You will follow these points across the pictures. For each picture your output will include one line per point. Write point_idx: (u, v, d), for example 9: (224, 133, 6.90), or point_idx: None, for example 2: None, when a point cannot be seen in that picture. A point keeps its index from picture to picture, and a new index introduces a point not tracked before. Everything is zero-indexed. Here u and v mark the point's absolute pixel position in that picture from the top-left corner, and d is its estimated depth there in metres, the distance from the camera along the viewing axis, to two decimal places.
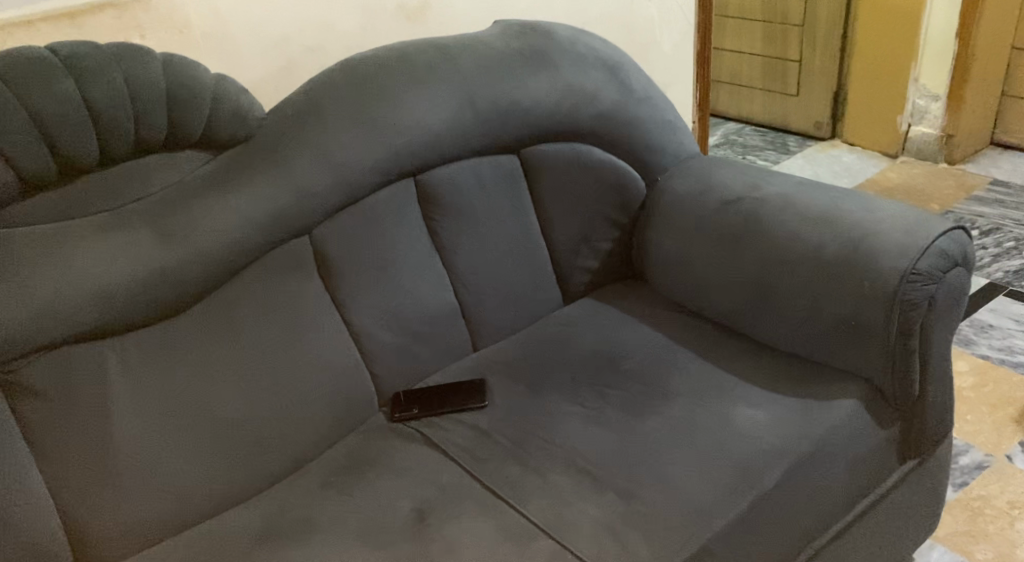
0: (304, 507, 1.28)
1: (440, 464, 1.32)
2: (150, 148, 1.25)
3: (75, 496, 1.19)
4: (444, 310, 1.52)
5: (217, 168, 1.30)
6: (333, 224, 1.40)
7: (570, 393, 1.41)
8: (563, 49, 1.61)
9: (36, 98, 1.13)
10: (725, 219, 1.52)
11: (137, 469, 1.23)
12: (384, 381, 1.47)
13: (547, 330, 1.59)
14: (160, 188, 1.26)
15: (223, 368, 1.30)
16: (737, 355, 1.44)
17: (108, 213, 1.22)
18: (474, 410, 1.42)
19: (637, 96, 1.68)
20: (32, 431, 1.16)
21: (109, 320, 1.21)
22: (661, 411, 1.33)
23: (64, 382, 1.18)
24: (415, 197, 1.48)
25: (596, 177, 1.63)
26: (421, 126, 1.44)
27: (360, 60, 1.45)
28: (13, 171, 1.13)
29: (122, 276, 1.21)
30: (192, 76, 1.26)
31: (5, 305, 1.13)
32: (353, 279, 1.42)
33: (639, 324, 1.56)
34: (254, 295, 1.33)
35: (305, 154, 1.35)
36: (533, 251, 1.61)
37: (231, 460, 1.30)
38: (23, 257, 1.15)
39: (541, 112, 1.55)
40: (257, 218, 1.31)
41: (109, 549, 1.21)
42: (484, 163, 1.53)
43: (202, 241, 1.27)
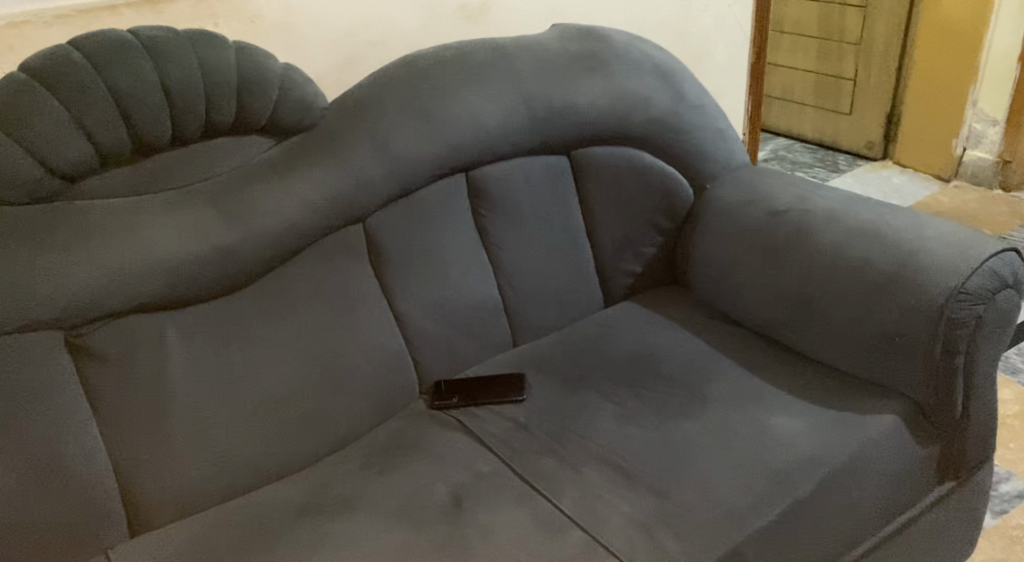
0: (344, 485, 1.32)
1: (478, 454, 1.35)
2: (219, 131, 1.31)
3: (130, 459, 1.24)
4: (488, 304, 1.55)
5: (280, 154, 1.35)
6: (386, 214, 1.44)
7: (608, 393, 1.44)
8: (619, 55, 1.64)
9: (116, 77, 1.19)
10: (772, 229, 1.53)
11: (190, 437, 1.28)
12: (426, 369, 1.50)
13: (588, 330, 1.62)
14: (226, 170, 1.32)
15: (275, 346, 1.34)
16: (776, 364, 1.45)
17: (177, 190, 1.28)
18: (512, 402, 1.45)
19: (690, 104, 1.70)
20: (95, 394, 1.22)
21: (171, 293, 1.26)
22: (697, 415, 1.35)
23: (127, 349, 1.23)
24: (466, 192, 1.52)
25: (645, 182, 1.65)
26: (476, 123, 1.48)
27: (421, 57, 1.49)
28: (92, 146, 1.19)
29: (186, 251, 1.26)
30: (262, 64, 1.31)
31: (78, 271, 1.19)
32: (402, 269, 1.46)
33: (679, 329, 1.58)
34: (307, 278, 1.38)
35: (364, 146, 1.40)
36: (577, 252, 1.63)
37: (276, 436, 1.35)
38: (97, 227, 1.21)
39: (594, 115, 1.58)
40: (315, 203, 1.36)
41: (160, 512, 1.26)
42: (535, 162, 1.57)
43: (263, 222, 1.32)
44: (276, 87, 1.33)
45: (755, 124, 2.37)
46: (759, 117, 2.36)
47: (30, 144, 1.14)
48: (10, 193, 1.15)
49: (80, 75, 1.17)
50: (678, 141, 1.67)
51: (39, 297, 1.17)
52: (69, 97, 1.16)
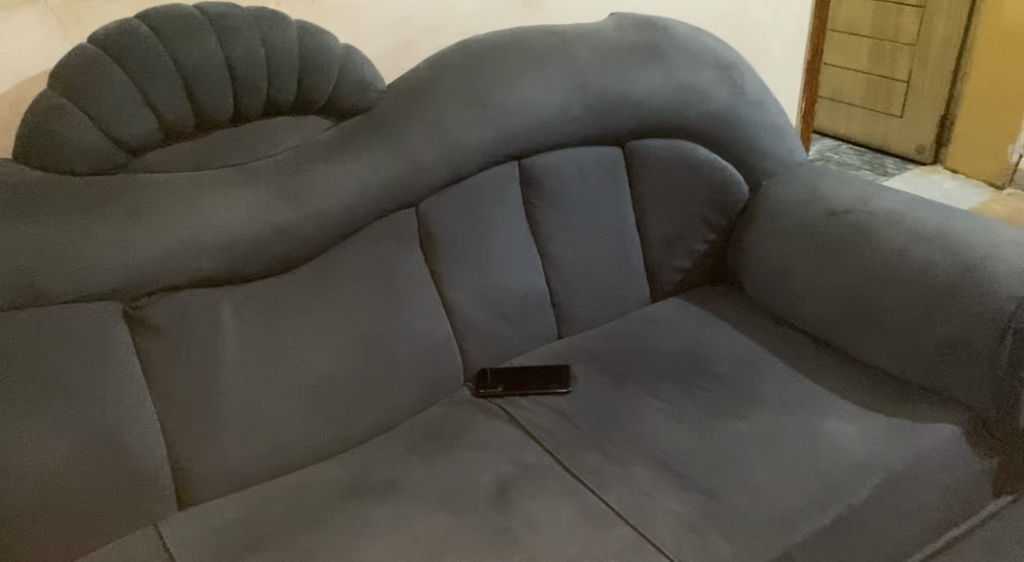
0: (389, 468, 1.32)
1: (523, 444, 1.35)
2: (279, 110, 1.31)
3: (182, 433, 1.25)
4: (535, 294, 1.54)
5: (338, 135, 1.35)
6: (438, 200, 1.44)
7: (655, 389, 1.42)
8: (679, 46, 1.61)
9: (182, 52, 1.19)
10: (830, 230, 1.50)
11: (240, 414, 1.28)
12: (471, 357, 1.50)
13: (634, 325, 1.60)
14: (284, 149, 1.32)
15: (325, 327, 1.35)
16: (827, 368, 1.43)
17: (237, 167, 1.28)
18: (556, 395, 1.44)
19: (749, 98, 1.67)
20: (149, 365, 1.23)
21: (227, 270, 1.27)
22: (746, 416, 1.33)
23: (181, 323, 1.24)
24: (519, 181, 1.51)
25: (700, 177, 1.63)
26: (533, 111, 1.47)
27: (479, 42, 1.48)
28: (156, 120, 1.20)
29: (244, 229, 1.27)
30: (324, 44, 1.31)
31: (138, 243, 1.20)
32: (453, 255, 1.46)
33: (728, 328, 1.56)
34: (359, 261, 1.38)
35: (420, 130, 1.39)
36: (627, 246, 1.62)
37: (323, 417, 1.35)
38: (158, 200, 1.21)
39: (650, 107, 1.56)
40: (370, 186, 1.36)
41: (207, 487, 1.27)
42: (589, 152, 1.55)
43: (319, 203, 1.32)
44: (336, 67, 1.32)
45: (807, 123, 2.33)
46: (812, 116, 2.32)
47: (97, 117, 1.15)
48: (77, 165, 1.16)
49: (148, 50, 1.17)
50: (735, 136, 1.64)
51: (100, 268, 1.17)
52: (136, 71, 1.17)
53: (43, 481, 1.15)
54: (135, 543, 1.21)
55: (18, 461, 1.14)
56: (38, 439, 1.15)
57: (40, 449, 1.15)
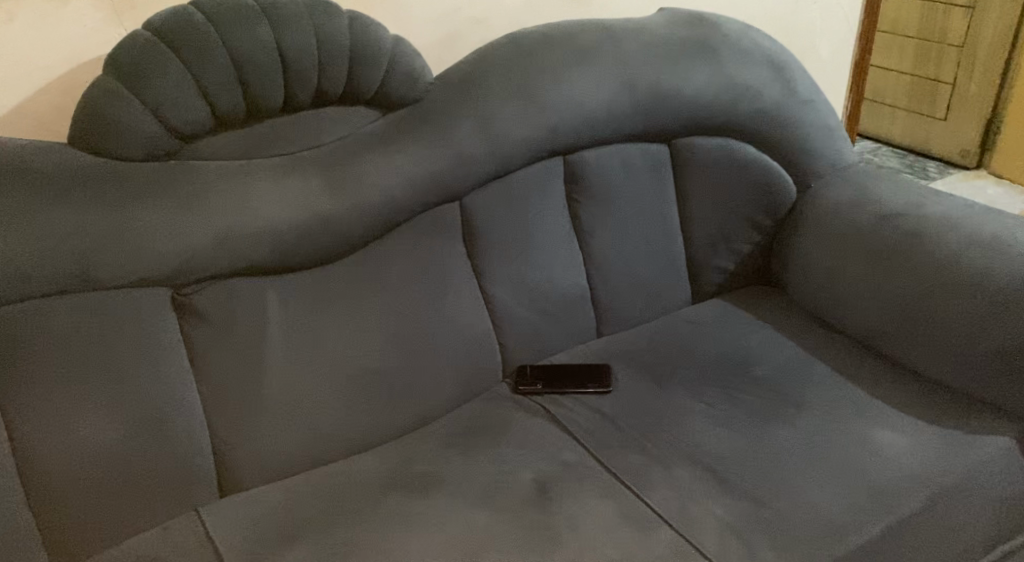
0: (429, 462, 1.31)
1: (564, 443, 1.33)
2: (328, 100, 1.30)
3: (225, 421, 1.25)
4: (576, 291, 1.53)
5: (386, 126, 1.35)
6: (482, 194, 1.43)
7: (697, 391, 1.41)
8: (731, 44, 1.59)
9: (235, 39, 1.19)
10: (881, 235, 1.48)
11: (283, 404, 1.28)
12: (511, 353, 1.49)
13: (676, 325, 1.58)
14: (333, 140, 1.32)
15: (367, 319, 1.34)
16: (875, 375, 1.41)
17: (286, 156, 1.28)
18: (597, 394, 1.43)
19: (800, 98, 1.64)
20: (195, 353, 1.23)
21: (274, 260, 1.27)
22: (792, 420, 1.32)
23: (227, 311, 1.24)
24: (564, 176, 1.50)
25: (747, 177, 1.61)
26: (581, 106, 1.45)
27: (528, 35, 1.47)
28: (208, 107, 1.20)
29: (292, 218, 1.26)
30: (375, 35, 1.30)
31: (189, 229, 1.20)
32: (495, 250, 1.45)
33: (771, 331, 1.54)
34: (402, 253, 1.38)
35: (467, 123, 1.38)
36: (670, 245, 1.60)
37: (362, 409, 1.35)
38: (208, 188, 1.21)
39: (699, 104, 1.54)
40: (416, 178, 1.35)
41: (248, 475, 1.27)
42: (635, 149, 1.54)
43: (366, 195, 1.31)
44: (386, 58, 1.32)
45: (852, 125, 2.30)
46: (858, 118, 2.28)
47: (151, 103, 1.15)
48: (129, 150, 1.17)
49: (202, 37, 1.17)
50: (784, 137, 1.61)
51: (151, 254, 1.18)
52: (190, 58, 1.17)
53: (88, 465, 1.16)
54: (176, 528, 1.21)
55: (64, 443, 1.14)
56: (85, 421, 1.15)
57: (86, 432, 1.15)
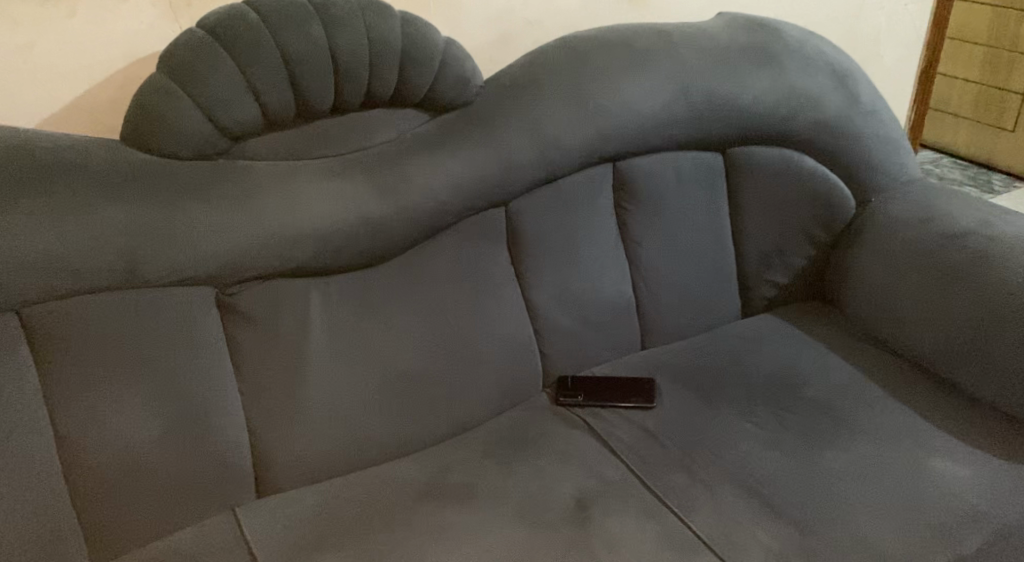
0: (467, 471, 1.30)
1: (606, 458, 1.31)
2: (377, 102, 1.29)
3: (265, 422, 1.24)
4: (621, 302, 1.50)
5: (434, 130, 1.33)
6: (528, 200, 1.40)
7: (745, 411, 1.38)
8: (792, 50, 1.53)
9: (288, 39, 1.19)
10: (946, 256, 1.41)
11: (323, 407, 1.27)
12: (553, 362, 1.47)
13: (724, 340, 1.54)
14: (382, 142, 1.30)
15: (409, 324, 1.33)
16: (933, 402, 1.36)
17: (334, 157, 1.27)
18: (639, 409, 1.40)
19: (864, 108, 1.56)
20: (238, 353, 1.22)
21: (318, 262, 1.25)
22: (846, 447, 1.29)
23: (271, 312, 1.23)
24: (612, 183, 1.47)
25: (804, 190, 1.55)
26: (634, 114, 1.42)
27: (582, 39, 1.44)
28: (258, 106, 1.19)
29: (339, 221, 1.25)
30: (427, 38, 1.29)
31: (236, 230, 1.19)
32: (540, 258, 1.43)
33: (823, 351, 1.50)
34: (446, 259, 1.36)
35: (517, 127, 1.36)
36: (720, 257, 1.56)
37: (401, 415, 1.33)
38: (256, 188, 1.20)
39: (757, 113, 1.48)
40: (463, 183, 1.33)
41: (285, 477, 1.26)
42: (687, 158, 1.50)
43: (412, 199, 1.30)
44: (437, 61, 1.30)
45: (915, 135, 2.23)
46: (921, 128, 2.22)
47: (202, 102, 1.15)
48: (181, 148, 1.17)
49: (255, 37, 1.17)
50: (846, 148, 1.54)
51: (198, 253, 1.17)
52: (242, 57, 1.17)
53: (131, 461, 1.16)
54: (213, 528, 1.21)
55: (108, 440, 1.14)
56: (129, 418, 1.15)
57: (129, 429, 1.15)
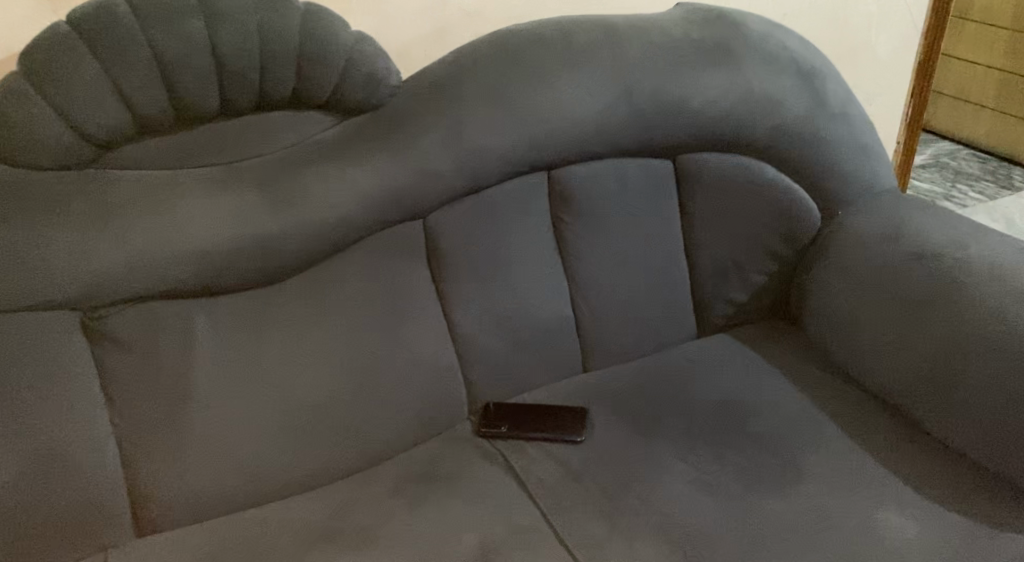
0: (368, 511, 1.19)
1: (520, 500, 1.19)
2: (274, 104, 1.17)
3: (142, 455, 1.14)
4: (558, 322, 1.36)
5: (340, 135, 1.20)
6: (449, 212, 1.27)
7: (682, 449, 1.24)
8: (753, 46, 1.37)
9: (161, 35, 1.06)
10: (912, 279, 1.27)
11: (210, 439, 1.17)
12: (480, 388, 1.34)
13: (672, 364, 1.40)
14: (278, 149, 1.18)
15: (309, 350, 1.21)
16: (893, 444, 1.22)
17: (220, 166, 1.15)
18: (566, 443, 1.27)
19: (832, 111, 1.40)
20: (109, 382, 1.12)
21: (201, 283, 1.14)
22: (787, 494, 1.15)
23: (147, 337, 1.13)
24: (547, 192, 1.33)
25: (762, 201, 1.40)
26: (569, 117, 1.28)
27: (516, 33, 1.30)
28: (127, 111, 1.07)
29: (222, 238, 1.13)
30: (329, 33, 1.16)
31: (101, 249, 1.08)
32: (463, 275, 1.29)
33: (778, 380, 1.36)
34: (354, 276, 1.24)
35: (433, 133, 1.23)
36: (672, 273, 1.41)
37: (301, 447, 1.22)
38: (124, 203, 1.09)
39: (709, 117, 1.33)
40: (370, 195, 1.20)
41: (167, 516, 1.16)
42: (633, 164, 1.35)
43: (310, 214, 1.17)
44: (342, 59, 1.17)
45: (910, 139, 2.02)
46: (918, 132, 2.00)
47: (60, 107, 1.04)
48: (39, 157, 1.05)
49: (123, 33, 1.05)
50: (810, 156, 1.39)
51: (57, 275, 1.07)
52: (107, 56, 1.05)
53: None
54: None
55: None
56: None
57: None
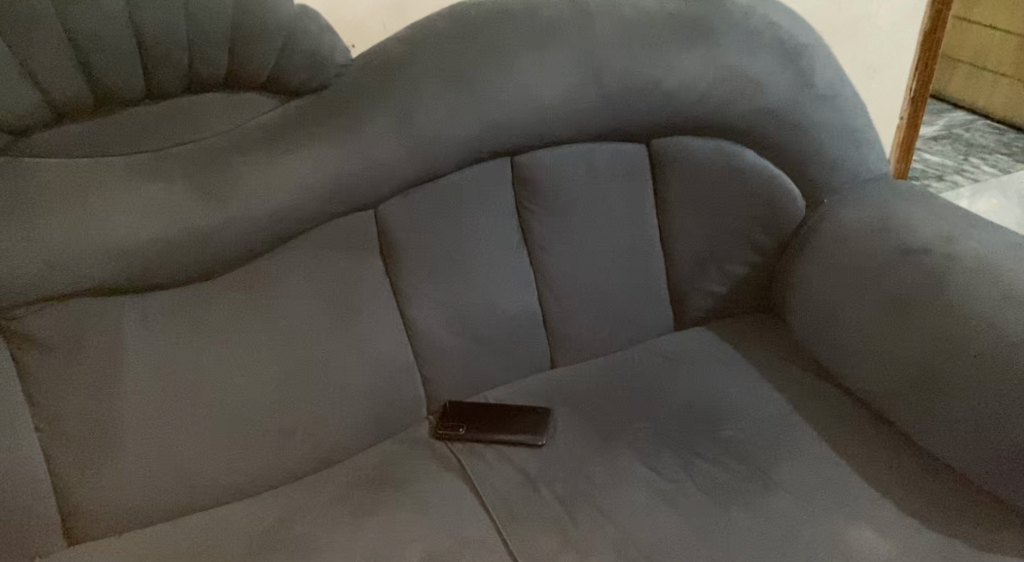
0: (312, 519, 1.12)
1: (473, 509, 1.12)
2: (206, 86, 1.08)
3: (70, 461, 1.08)
4: (522, 318, 1.28)
5: (279, 120, 1.12)
6: (402, 202, 1.19)
7: (648, 455, 1.17)
8: (736, 20, 1.26)
9: (76, 12, 0.97)
10: (899, 276, 1.18)
11: (144, 445, 1.10)
12: (439, 387, 1.26)
13: (645, 361, 1.32)
14: (211, 135, 1.10)
15: (251, 350, 1.14)
16: (873, 453, 1.14)
17: (148, 154, 1.07)
18: (527, 448, 1.20)
19: (820, 92, 1.30)
20: (32, 385, 1.06)
21: (130, 280, 1.07)
22: (756, 507, 1.08)
23: (72, 338, 1.06)
24: (509, 180, 1.24)
25: (743, 188, 1.30)
26: (532, 99, 1.18)
27: (476, 7, 1.20)
28: (41, 95, 0.99)
29: (149, 233, 1.06)
30: (266, 9, 1.06)
31: (17, 245, 1.01)
32: (418, 269, 1.21)
33: (756, 380, 1.27)
34: (299, 271, 1.16)
35: (382, 118, 1.14)
36: (646, 265, 1.32)
37: (243, 452, 1.15)
38: (42, 196, 1.02)
39: (684, 98, 1.23)
40: (312, 185, 1.12)
41: (99, 524, 1.10)
42: (603, 149, 1.25)
43: (246, 206, 1.10)
44: (281, 38, 1.08)
45: (910, 132, 1.87)
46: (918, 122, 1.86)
47: None
48: None
49: (32, 9, 0.96)
50: (794, 140, 1.29)
51: None
52: (15, 36, 0.96)
53: None
54: None
55: None
56: None
57: None
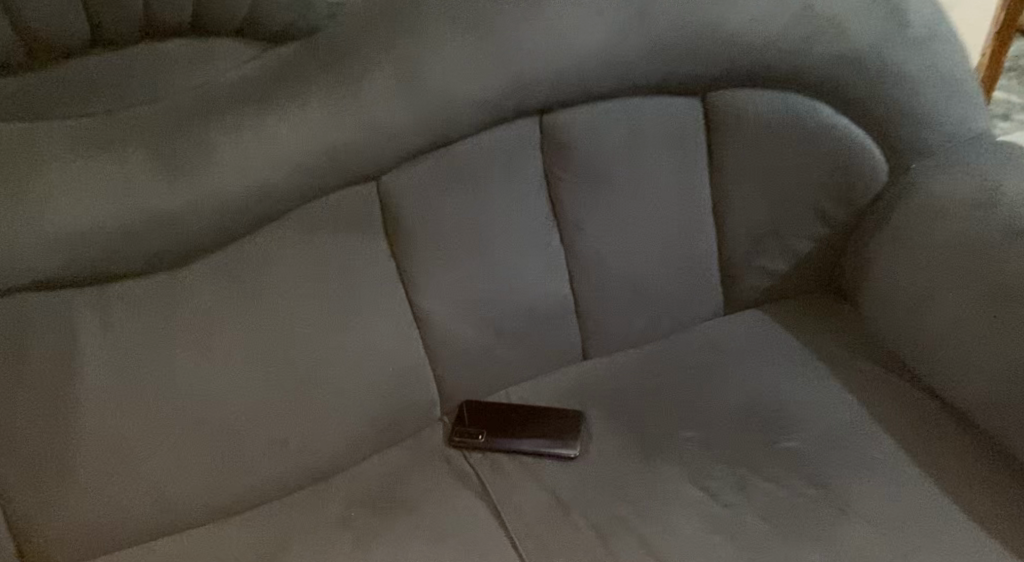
0: (308, 547, 0.97)
1: (494, 537, 0.96)
2: (168, 31, 0.87)
3: (23, 484, 0.92)
4: (552, 306, 1.09)
5: (259, 73, 0.91)
6: (409, 172, 0.99)
7: (699, 472, 1.00)
8: None
9: None
10: (1006, 264, 0.98)
11: (109, 462, 0.94)
12: (454, 386, 1.09)
13: (694, 354, 1.14)
14: (176, 93, 0.89)
15: (232, 350, 0.97)
16: (967, 476, 0.97)
17: (99, 117, 0.88)
18: (557, 462, 1.03)
19: (909, 33, 1.08)
20: None
21: (85, 271, 0.90)
22: (830, 542, 0.91)
23: (16, 342, 0.89)
24: (538, 144, 1.03)
25: (814, 151, 1.10)
26: (564, 47, 0.98)
27: None
28: None
29: (104, 216, 0.88)
30: None
31: None
32: (429, 252, 1.02)
33: (824, 381, 1.09)
34: (288, 257, 0.97)
35: (384, 71, 0.94)
36: (696, 242, 1.12)
37: (229, 467, 0.99)
38: None
39: (748, 43, 1.03)
40: (300, 155, 0.93)
41: (63, 552, 0.96)
42: (648, 105, 1.05)
43: (220, 182, 0.91)
44: None
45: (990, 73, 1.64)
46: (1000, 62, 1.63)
47: None
48: None
49: None
50: (878, 93, 1.08)
51: None
52: None
53: None
54: None
55: None
56: None
57: None
